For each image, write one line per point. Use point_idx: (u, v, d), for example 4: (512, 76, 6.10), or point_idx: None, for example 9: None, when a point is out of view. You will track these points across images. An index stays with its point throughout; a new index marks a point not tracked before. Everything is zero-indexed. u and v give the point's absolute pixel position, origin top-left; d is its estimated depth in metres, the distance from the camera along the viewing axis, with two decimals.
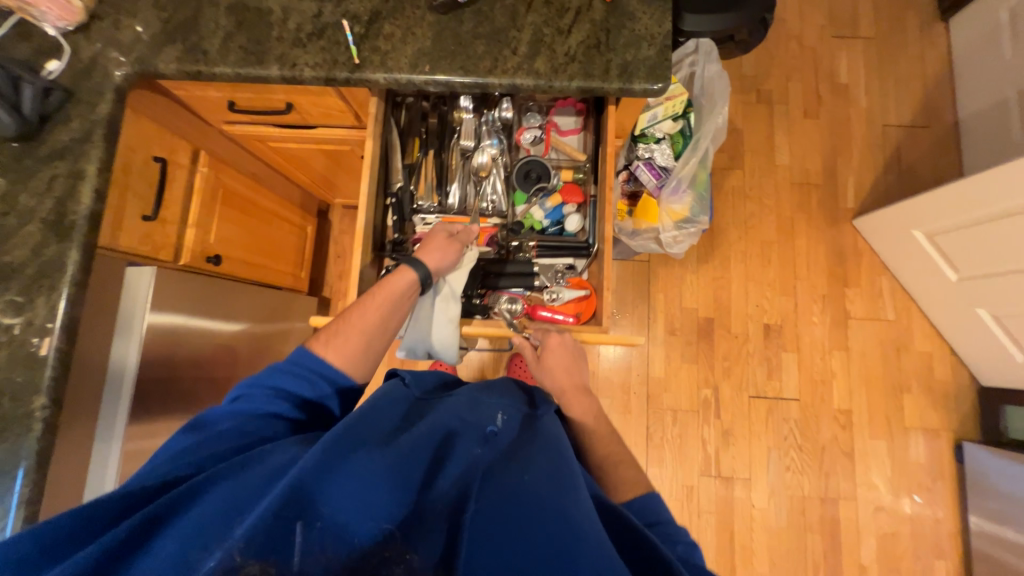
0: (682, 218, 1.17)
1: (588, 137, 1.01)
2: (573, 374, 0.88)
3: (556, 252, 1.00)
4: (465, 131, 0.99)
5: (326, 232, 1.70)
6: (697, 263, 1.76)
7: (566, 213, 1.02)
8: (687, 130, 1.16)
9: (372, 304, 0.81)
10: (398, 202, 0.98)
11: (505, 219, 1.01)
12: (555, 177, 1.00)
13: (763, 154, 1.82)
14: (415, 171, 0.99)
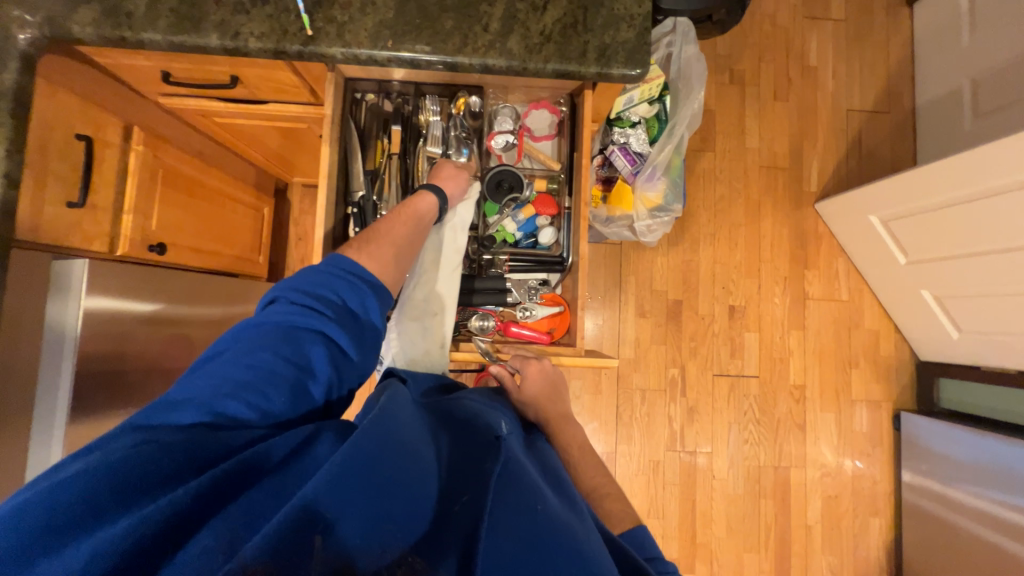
0: (656, 207, 1.16)
1: (564, 143, 0.94)
2: (554, 402, 0.85)
3: (530, 267, 0.95)
4: (431, 135, 0.90)
5: (286, 213, 1.59)
6: (667, 245, 1.78)
7: (540, 225, 0.94)
8: (663, 114, 1.13)
9: (402, 219, 0.80)
10: (360, 212, 0.88)
11: (475, 233, 0.94)
12: (528, 187, 0.92)
13: (734, 136, 1.83)
14: (378, 179, 0.89)
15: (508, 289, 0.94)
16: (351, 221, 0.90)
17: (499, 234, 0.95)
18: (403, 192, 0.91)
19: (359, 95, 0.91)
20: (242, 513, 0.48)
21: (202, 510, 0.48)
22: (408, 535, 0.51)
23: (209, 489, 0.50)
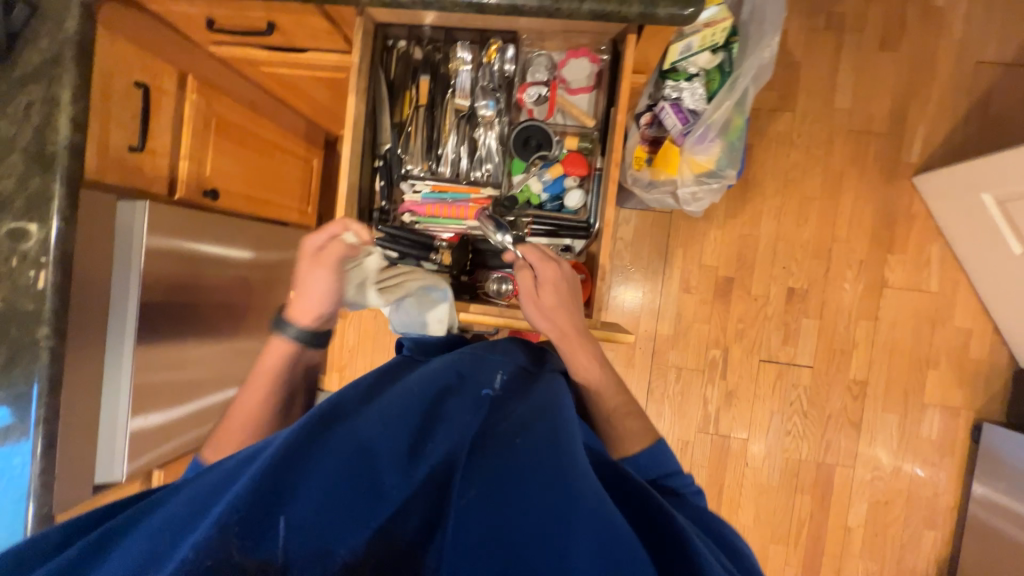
0: (706, 172, 1.04)
1: (601, 97, 0.87)
2: (571, 315, 0.78)
3: (553, 233, 0.88)
4: (462, 86, 0.87)
5: (334, 166, 1.64)
6: (724, 217, 1.62)
7: (567, 187, 0.88)
8: (726, 66, 0.99)
9: (253, 387, 0.74)
10: (386, 165, 0.88)
11: (498, 192, 0.89)
12: (558, 144, 0.87)
13: (820, 94, 1.58)
14: (405, 132, 0.89)
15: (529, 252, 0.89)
16: (377, 174, 0.90)
17: (522, 193, 0.89)
18: (431, 148, 0.89)
19: (391, 40, 0.87)
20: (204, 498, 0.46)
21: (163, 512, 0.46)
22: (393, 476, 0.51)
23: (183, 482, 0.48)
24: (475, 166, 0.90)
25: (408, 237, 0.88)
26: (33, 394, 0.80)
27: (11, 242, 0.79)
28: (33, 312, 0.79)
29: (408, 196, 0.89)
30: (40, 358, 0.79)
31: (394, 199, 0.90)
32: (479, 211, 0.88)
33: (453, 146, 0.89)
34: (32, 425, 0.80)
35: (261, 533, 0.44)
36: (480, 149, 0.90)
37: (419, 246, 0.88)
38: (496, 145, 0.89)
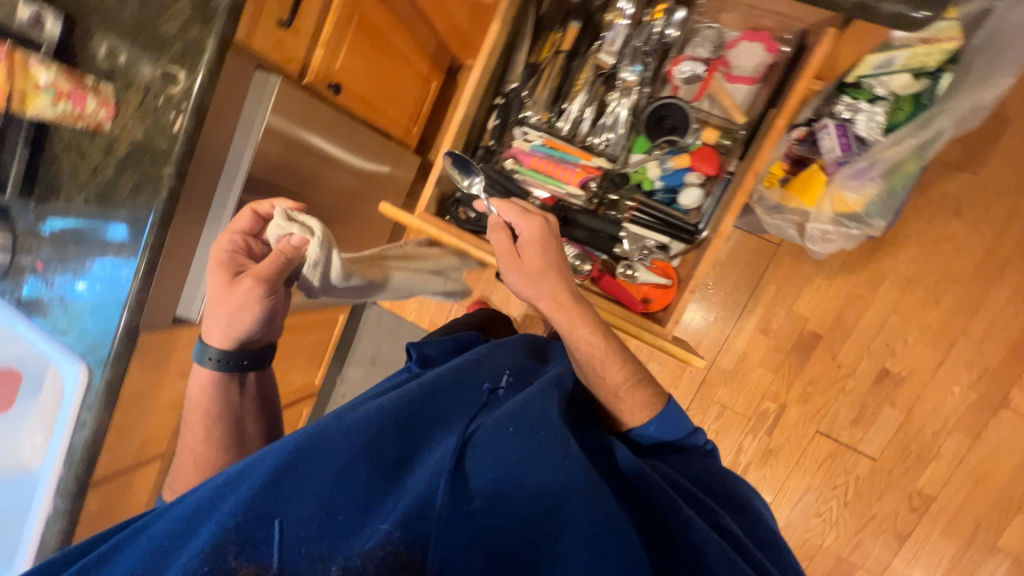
0: (849, 214, 0.91)
1: (761, 95, 0.76)
2: (558, 278, 0.76)
3: (655, 225, 0.80)
4: (611, 41, 0.78)
5: (449, 94, 1.64)
6: (839, 267, 1.43)
7: (687, 182, 0.79)
8: (923, 97, 0.83)
9: (191, 429, 0.86)
10: (507, 104, 0.84)
11: (610, 166, 0.80)
12: (694, 134, 0.77)
13: (1016, 164, 1.31)
14: (535, 75, 0.82)
15: (621, 236, 0.81)
16: (493, 111, 0.86)
17: (637, 174, 0.81)
18: (556, 100, 0.83)
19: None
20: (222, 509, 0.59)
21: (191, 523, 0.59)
22: (387, 477, 0.64)
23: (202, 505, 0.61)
24: (595, 132, 0.82)
25: (503, 183, 0.83)
26: (148, 221, 0.89)
27: (164, 82, 0.87)
28: (165, 150, 0.87)
29: (517, 143, 0.83)
30: (160, 192, 0.87)
31: (501, 140, 0.85)
32: (585, 180, 0.80)
33: (580, 104, 0.82)
34: (142, 248, 0.89)
35: (265, 543, 0.56)
36: (607, 115, 0.81)
37: (510, 196, 0.82)
38: (626, 115, 0.79)
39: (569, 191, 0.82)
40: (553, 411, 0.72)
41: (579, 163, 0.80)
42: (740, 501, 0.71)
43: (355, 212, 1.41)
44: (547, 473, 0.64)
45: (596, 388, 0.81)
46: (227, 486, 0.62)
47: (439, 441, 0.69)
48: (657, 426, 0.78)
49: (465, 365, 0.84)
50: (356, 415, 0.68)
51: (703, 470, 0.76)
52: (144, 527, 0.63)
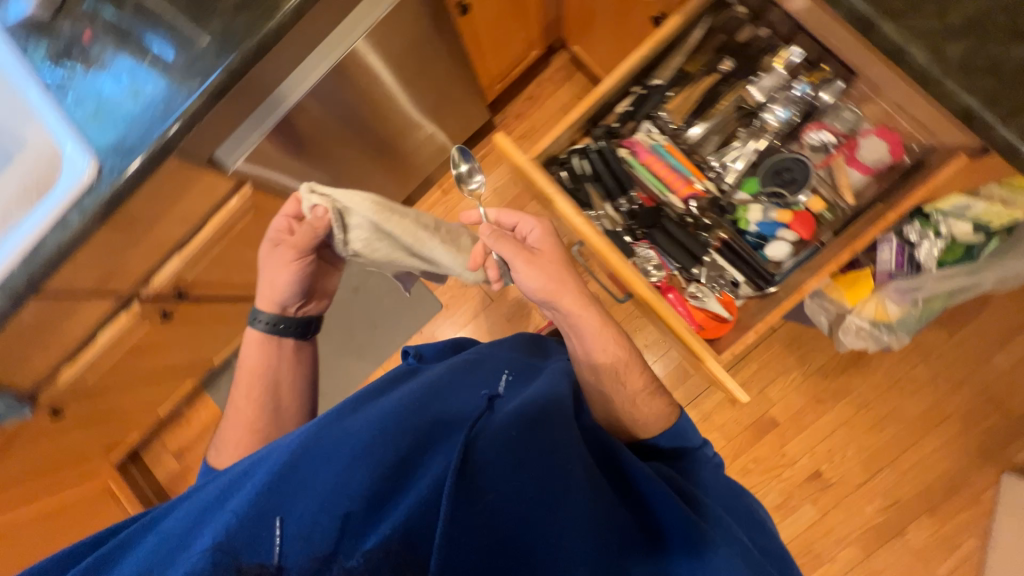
0: (882, 322, 0.99)
1: (876, 186, 0.79)
2: (565, 266, 0.92)
3: (736, 263, 0.81)
4: (763, 83, 0.81)
5: (538, 69, 1.71)
6: (813, 369, 1.57)
7: (780, 236, 0.81)
8: (975, 250, 0.92)
9: (238, 394, 0.99)
10: (643, 96, 0.84)
11: (716, 193, 0.83)
12: (804, 196, 0.80)
13: (980, 338, 1.50)
14: (683, 82, 0.84)
15: (703, 262, 0.83)
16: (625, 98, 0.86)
17: (737, 211, 0.84)
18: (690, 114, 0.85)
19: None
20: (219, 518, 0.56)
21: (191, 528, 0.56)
22: (388, 476, 0.61)
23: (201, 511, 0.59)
24: (714, 157, 0.85)
25: (613, 167, 0.84)
26: (238, 47, 0.81)
27: None
28: None
29: (639, 137, 0.86)
30: (264, 24, 0.80)
31: (623, 128, 0.87)
32: (690, 195, 0.82)
33: (710, 128, 0.85)
34: (219, 69, 0.80)
35: (265, 544, 0.51)
36: (731, 146, 0.84)
37: (616, 182, 0.85)
38: (750, 154, 0.83)
39: (671, 200, 0.84)
40: (561, 418, 0.75)
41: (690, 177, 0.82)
42: (742, 509, 0.79)
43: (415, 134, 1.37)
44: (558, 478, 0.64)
45: (614, 391, 0.90)
46: (230, 493, 0.59)
47: (446, 444, 0.67)
48: (665, 438, 0.89)
49: (462, 373, 0.87)
50: (359, 424, 0.69)
51: (717, 482, 0.83)
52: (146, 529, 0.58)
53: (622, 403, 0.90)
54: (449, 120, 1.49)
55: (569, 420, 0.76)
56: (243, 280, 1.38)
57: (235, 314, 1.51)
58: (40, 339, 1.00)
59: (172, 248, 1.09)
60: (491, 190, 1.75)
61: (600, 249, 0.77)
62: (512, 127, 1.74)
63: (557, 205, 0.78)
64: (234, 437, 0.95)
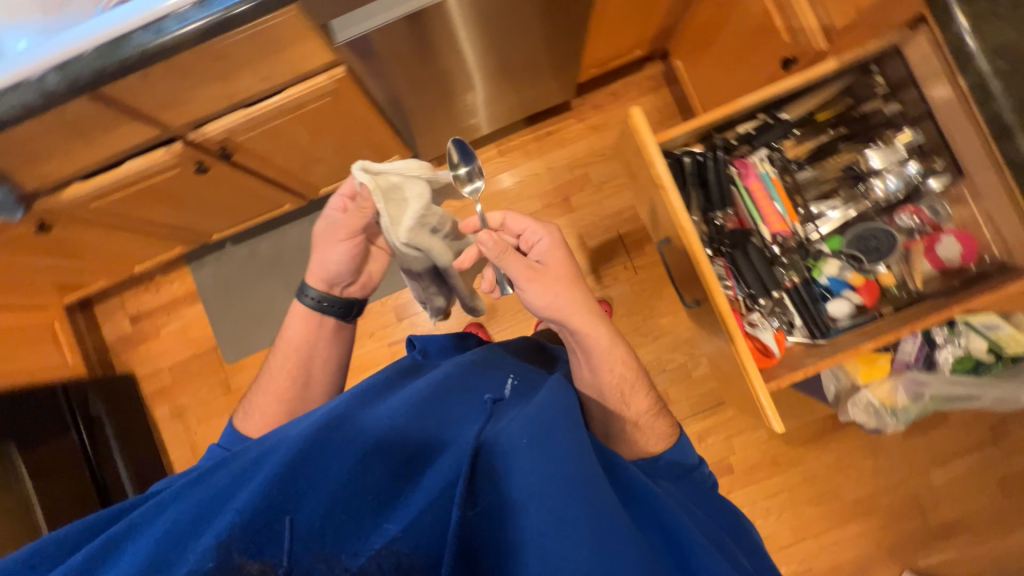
0: (883, 406, 1.06)
1: (944, 284, 0.89)
2: (575, 283, 0.86)
3: (801, 304, 0.92)
4: (876, 155, 0.93)
5: (629, 71, 1.72)
6: (780, 433, 1.64)
7: (845, 295, 0.92)
8: (981, 368, 1.01)
9: (276, 362, 0.97)
10: (769, 126, 0.96)
11: (804, 237, 0.95)
12: (878, 267, 0.92)
13: (931, 453, 1.61)
14: (807, 130, 0.97)
15: (771, 295, 0.92)
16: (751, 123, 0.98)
17: (815, 261, 0.95)
18: (802, 160, 0.99)
19: (875, 68, 0.92)
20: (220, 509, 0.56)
21: (198, 516, 0.56)
22: (392, 479, 0.61)
23: (207, 500, 0.58)
24: (811, 206, 0.97)
25: (722, 181, 0.97)
26: None
27: None
28: None
29: (754, 160, 0.97)
30: None
31: (741, 149, 0.99)
32: (780, 229, 0.95)
33: (815, 178, 0.98)
34: None
35: (273, 539, 0.52)
36: (827, 201, 0.97)
37: (719, 196, 0.97)
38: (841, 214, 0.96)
39: (762, 229, 0.96)
40: (567, 422, 0.71)
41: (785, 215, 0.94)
42: (740, 532, 0.79)
43: (502, 80, 1.33)
44: (564, 494, 0.60)
45: (618, 413, 0.89)
46: (241, 482, 0.59)
47: (450, 446, 0.66)
48: (668, 458, 0.86)
49: (472, 373, 0.88)
50: (371, 420, 0.68)
51: (718, 507, 0.83)
52: (161, 507, 0.60)
53: (626, 424, 0.89)
54: (537, 85, 1.47)
55: (567, 415, 0.73)
56: (284, 165, 1.32)
57: (258, 196, 1.43)
58: (71, 142, 0.92)
59: (240, 102, 1.02)
60: (545, 168, 1.73)
61: (691, 249, 0.81)
62: (586, 116, 1.73)
63: (666, 196, 0.82)
64: (265, 404, 0.94)
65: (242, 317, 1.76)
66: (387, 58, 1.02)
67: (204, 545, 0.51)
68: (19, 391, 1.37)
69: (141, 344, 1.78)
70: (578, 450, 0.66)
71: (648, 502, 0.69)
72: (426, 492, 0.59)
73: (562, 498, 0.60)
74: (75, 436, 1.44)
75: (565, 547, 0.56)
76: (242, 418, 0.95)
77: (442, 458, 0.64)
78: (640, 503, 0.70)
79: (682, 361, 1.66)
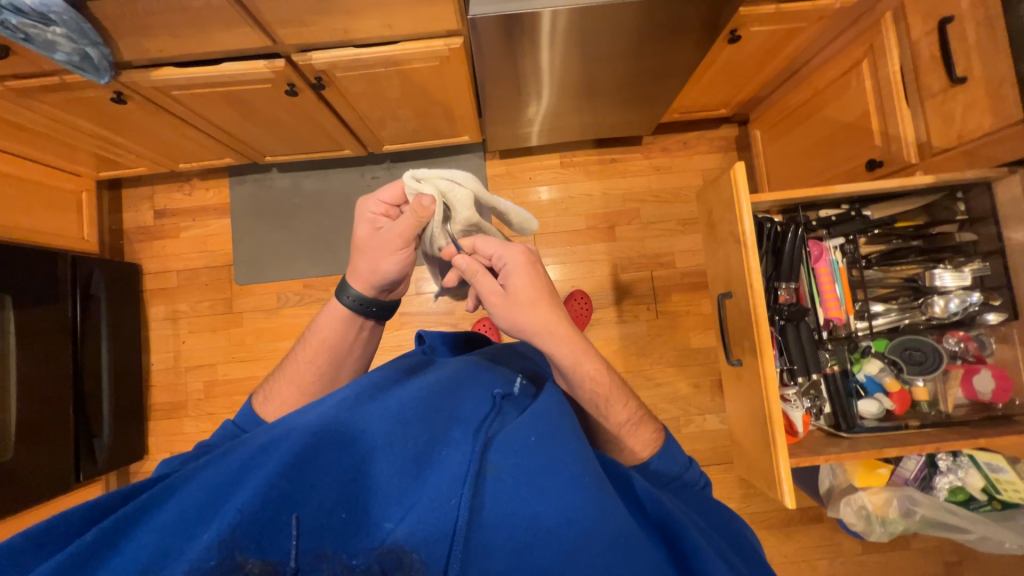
0: (874, 515, 1.08)
1: (973, 414, 0.97)
2: (550, 302, 0.64)
3: (836, 393, 1.00)
4: (946, 275, 0.97)
5: (704, 127, 1.76)
6: (750, 515, 1.63)
7: (878, 396, 1.01)
8: (972, 503, 1.05)
9: (304, 349, 0.75)
10: (849, 217, 1.02)
11: (854, 330, 1.01)
12: (916, 380, 0.99)
13: (886, 573, 1.62)
14: (884, 233, 1.02)
15: (810, 376, 0.99)
16: (834, 211, 1.06)
17: (859, 357, 1.04)
18: (873, 259, 1.03)
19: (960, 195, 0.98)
20: (210, 496, 0.47)
21: (194, 498, 0.48)
22: (390, 473, 0.50)
23: (198, 478, 0.50)
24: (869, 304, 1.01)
25: (794, 255, 1.00)
26: None
27: None
28: None
29: (826, 246, 1.03)
30: None
31: (818, 232, 1.04)
32: (832, 316, 1.01)
33: (879, 279, 1.02)
34: None
35: (276, 537, 0.44)
36: (884, 304, 1.03)
37: (788, 268, 1.00)
38: (894, 321, 1.01)
39: (818, 310, 1.02)
40: (571, 419, 0.57)
41: (841, 309, 1.01)
42: (746, 545, 0.63)
43: (595, 96, 1.36)
44: (570, 493, 0.48)
45: (595, 423, 0.70)
46: (241, 459, 0.50)
47: (455, 436, 0.54)
48: (659, 462, 0.68)
49: (481, 367, 0.70)
50: (376, 406, 0.56)
51: (725, 521, 0.65)
52: (162, 495, 0.48)
53: (605, 434, 0.70)
54: (622, 112, 1.49)
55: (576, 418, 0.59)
56: (364, 113, 1.32)
57: (326, 134, 1.43)
58: (186, 26, 0.91)
59: (355, 41, 1.03)
60: (599, 192, 1.75)
61: (756, 313, 0.88)
62: (652, 156, 1.76)
63: (745, 255, 0.88)
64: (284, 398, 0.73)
65: (265, 244, 1.73)
66: (509, 43, 1.04)
67: (205, 540, 0.42)
68: (31, 248, 1.32)
69: (156, 241, 1.74)
70: (588, 452, 0.53)
71: (647, 508, 0.54)
72: (434, 493, 0.48)
73: (564, 497, 0.48)
74: (69, 310, 1.39)
75: (572, 554, 0.46)
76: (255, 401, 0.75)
77: (449, 453, 0.52)
78: (638, 508, 0.55)
79: (676, 415, 1.66)
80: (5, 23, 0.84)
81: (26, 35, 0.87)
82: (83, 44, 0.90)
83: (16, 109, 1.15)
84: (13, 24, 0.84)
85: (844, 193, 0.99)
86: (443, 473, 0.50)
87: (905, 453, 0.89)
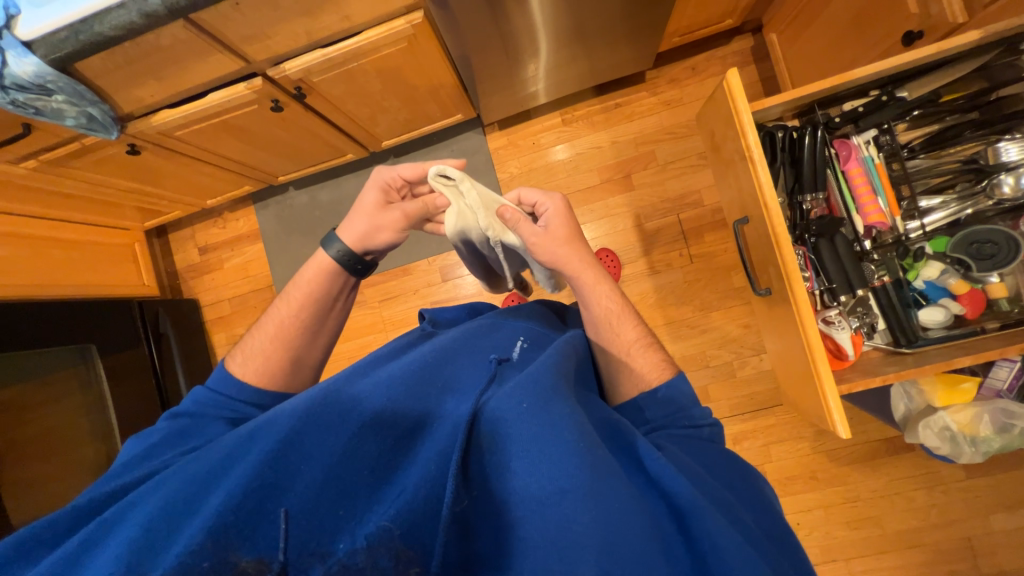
0: (966, 435, 0.97)
1: None
2: (575, 243, 0.72)
3: (891, 307, 0.90)
4: (1012, 148, 0.84)
5: (713, 46, 1.59)
6: (829, 451, 1.51)
7: (943, 302, 0.91)
8: None
9: (288, 298, 0.74)
10: (882, 103, 0.90)
11: (902, 233, 0.91)
12: (991, 277, 0.88)
13: (1000, 497, 1.46)
14: (928, 114, 0.89)
15: (854, 293, 0.90)
16: (862, 101, 0.94)
17: (914, 262, 0.93)
18: (916, 148, 0.91)
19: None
20: (201, 486, 0.51)
21: (188, 488, 0.51)
22: (382, 454, 0.52)
23: (192, 471, 0.53)
24: (917, 200, 0.90)
25: (816, 161, 0.91)
26: None
27: None
28: None
29: (855, 143, 0.93)
30: None
31: (844, 129, 0.94)
32: (872, 223, 0.90)
33: (929, 168, 0.90)
34: None
35: (264, 529, 0.46)
36: (937, 197, 0.91)
37: (811, 178, 0.92)
38: (951, 216, 0.90)
39: (855, 219, 0.92)
40: (564, 379, 0.56)
41: (879, 210, 0.90)
42: (764, 505, 0.52)
43: (582, 40, 1.26)
44: (562, 461, 0.46)
45: (602, 354, 0.69)
46: (236, 447, 0.53)
47: (449, 413, 0.56)
48: (667, 391, 0.61)
49: (478, 333, 0.70)
50: (369, 382, 0.59)
51: (733, 468, 0.55)
52: (163, 487, 0.53)
53: (610, 361, 0.68)
54: (616, 53, 1.38)
55: (569, 378, 0.57)
56: (353, 114, 1.33)
57: (326, 143, 1.46)
58: (165, 68, 0.96)
59: (321, 42, 1.03)
60: (609, 143, 1.65)
61: (776, 234, 0.79)
62: (659, 90, 1.63)
63: (753, 172, 0.80)
64: (264, 357, 0.71)
65: (298, 261, 1.82)
66: (471, 7, 0.99)
67: (188, 541, 0.44)
68: (105, 301, 1.49)
69: (205, 275, 1.90)
70: (579, 415, 0.51)
71: (648, 467, 0.49)
72: (424, 470, 0.50)
73: (556, 466, 0.46)
74: (146, 350, 1.54)
75: (568, 522, 0.43)
76: (228, 362, 0.73)
77: (442, 427, 0.54)
78: (638, 465, 0.50)
79: (728, 359, 1.57)
80: (16, 101, 0.94)
81: (36, 109, 0.97)
82: (84, 106, 0.99)
83: (58, 178, 1.29)
84: (22, 102, 0.95)
85: (867, 77, 0.87)
86: (433, 453, 0.51)
87: (981, 360, 0.79)
